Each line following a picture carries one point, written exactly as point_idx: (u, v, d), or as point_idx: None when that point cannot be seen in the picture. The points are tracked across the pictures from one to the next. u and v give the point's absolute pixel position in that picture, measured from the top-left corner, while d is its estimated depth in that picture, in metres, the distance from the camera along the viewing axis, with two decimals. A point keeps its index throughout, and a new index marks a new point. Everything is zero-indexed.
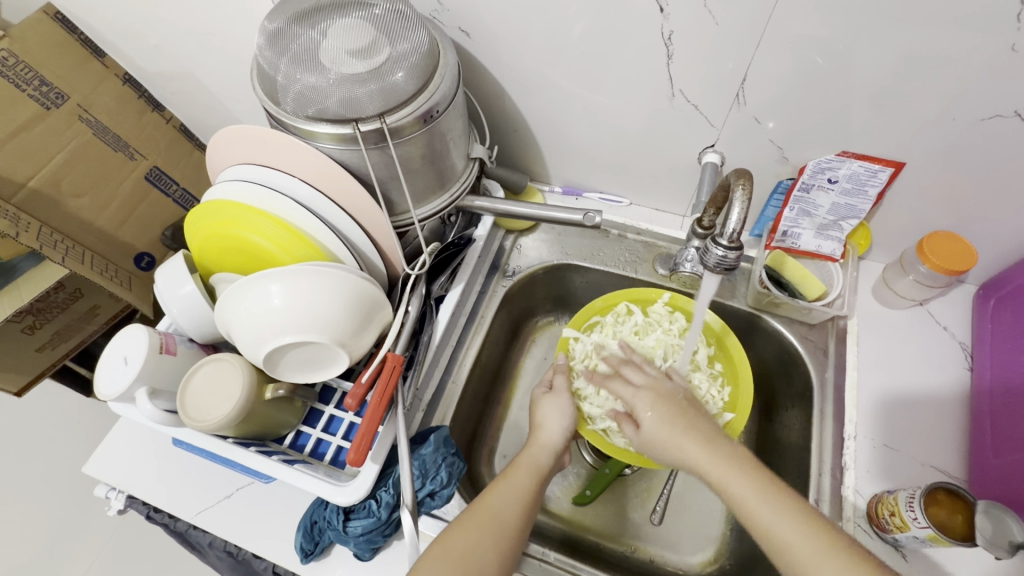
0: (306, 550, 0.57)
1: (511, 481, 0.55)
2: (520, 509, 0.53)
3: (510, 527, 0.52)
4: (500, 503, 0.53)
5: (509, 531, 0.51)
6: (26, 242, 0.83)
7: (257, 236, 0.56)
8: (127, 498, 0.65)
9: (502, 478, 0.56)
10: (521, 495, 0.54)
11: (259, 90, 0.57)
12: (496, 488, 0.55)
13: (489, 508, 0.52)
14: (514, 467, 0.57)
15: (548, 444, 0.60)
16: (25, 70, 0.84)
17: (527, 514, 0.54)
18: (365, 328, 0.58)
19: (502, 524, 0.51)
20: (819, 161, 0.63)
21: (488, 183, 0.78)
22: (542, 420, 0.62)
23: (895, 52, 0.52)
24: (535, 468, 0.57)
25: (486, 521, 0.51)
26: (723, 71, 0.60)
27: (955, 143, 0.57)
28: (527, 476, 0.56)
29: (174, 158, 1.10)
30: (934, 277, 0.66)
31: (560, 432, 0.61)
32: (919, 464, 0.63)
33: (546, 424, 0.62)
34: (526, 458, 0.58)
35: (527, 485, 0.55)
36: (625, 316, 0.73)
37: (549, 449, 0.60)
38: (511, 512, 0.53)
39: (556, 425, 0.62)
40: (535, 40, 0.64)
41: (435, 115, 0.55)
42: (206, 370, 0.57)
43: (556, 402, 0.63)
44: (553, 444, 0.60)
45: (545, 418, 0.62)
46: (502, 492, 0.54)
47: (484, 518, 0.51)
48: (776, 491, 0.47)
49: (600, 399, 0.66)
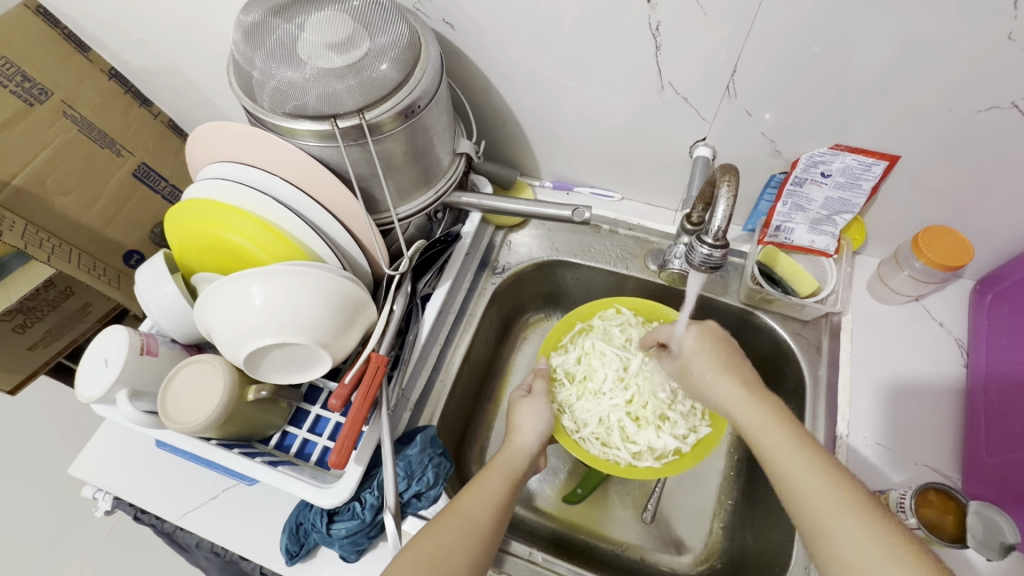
0: (291, 552, 0.56)
1: (487, 483, 0.54)
2: (495, 513, 0.52)
3: (483, 529, 0.51)
4: (473, 506, 0.52)
5: (482, 532, 0.50)
6: (9, 241, 0.82)
7: (235, 235, 0.55)
8: (115, 499, 0.64)
9: (477, 480, 0.55)
10: (495, 498, 0.53)
11: (236, 86, 0.56)
12: (471, 491, 0.54)
13: (461, 511, 0.51)
14: (488, 470, 0.57)
15: (523, 446, 0.60)
16: (7, 66, 0.82)
17: (502, 514, 0.53)
18: (348, 328, 0.57)
19: (475, 525, 0.51)
20: (812, 154, 0.62)
21: (476, 179, 0.77)
22: (518, 424, 0.62)
23: (890, 41, 0.50)
24: (510, 470, 0.57)
25: (458, 524, 0.50)
26: (715, 62, 0.58)
27: (951, 135, 0.56)
28: (501, 479, 0.55)
29: (162, 154, 1.09)
30: (929, 273, 0.65)
31: (534, 436, 0.61)
32: (912, 462, 0.62)
33: (521, 427, 0.62)
34: (502, 460, 0.58)
35: (500, 488, 0.54)
36: (614, 321, 0.72)
37: (524, 451, 0.59)
38: (486, 513, 0.52)
39: (531, 427, 0.61)
40: (521, 31, 0.62)
41: (416, 109, 0.54)
42: (188, 373, 0.56)
43: (531, 407, 0.64)
44: (528, 447, 0.60)
45: (521, 422, 0.62)
46: (477, 494, 0.53)
47: (457, 521, 0.50)
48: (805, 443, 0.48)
49: (575, 408, 0.66)
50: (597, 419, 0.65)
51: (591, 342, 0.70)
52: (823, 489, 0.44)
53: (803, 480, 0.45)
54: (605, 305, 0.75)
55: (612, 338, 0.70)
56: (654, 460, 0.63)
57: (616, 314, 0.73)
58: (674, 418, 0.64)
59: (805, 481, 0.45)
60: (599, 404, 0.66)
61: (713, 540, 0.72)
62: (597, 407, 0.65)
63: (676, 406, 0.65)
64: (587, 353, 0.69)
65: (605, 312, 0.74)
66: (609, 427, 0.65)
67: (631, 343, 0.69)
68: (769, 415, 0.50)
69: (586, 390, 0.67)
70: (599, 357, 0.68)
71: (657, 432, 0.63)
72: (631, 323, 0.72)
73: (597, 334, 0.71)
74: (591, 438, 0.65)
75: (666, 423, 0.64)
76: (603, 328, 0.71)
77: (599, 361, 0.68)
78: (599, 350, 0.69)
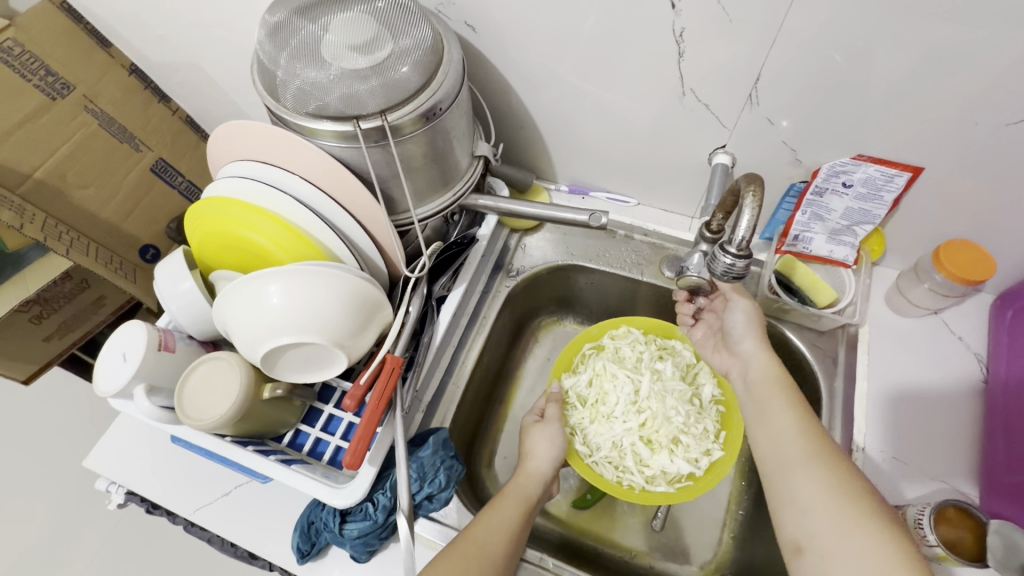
0: (303, 551, 0.56)
1: (499, 510, 0.55)
2: (507, 541, 0.53)
3: (494, 556, 0.51)
4: (486, 534, 0.52)
5: (494, 560, 0.51)
6: (31, 234, 0.83)
7: (255, 234, 0.55)
8: (127, 493, 0.65)
9: (490, 506, 0.56)
10: (510, 524, 0.54)
11: (259, 85, 0.56)
12: (483, 518, 0.54)
13: (475, 538, 0.52)
14: (501, 496, 0.57)
15: (535, 473, 0.61)
16: (30, 59, 0.83)
17: (514, 542, 0.53)
18: (365, 328, 0.57)
19: (488, 553, 0.51)
20: (833, 165, 0.61)
21: (492, 181, 0.77)
22: (530, 449, 0.63)
23: (915, 52, 0.49)
24: (524, 497, 0.57)
25: (473, 552, 0.50)
26: (738, 69, 0.58)
27: (978, 148, 0.55)
28: (514, 506, 0.56)
29: (179, 149, 1.10)
30: (949, 286, 0.64)
31: (548, 462, 0.62)
32: (929, 478, 0.61)
33: (535, 453, 0.62)
34: (514, 486, 0.58)
35: (515, 515, 0.55)
36: (625, 341, 0.72)
37: (536, 478, 0.60)
38: (497, 540, 0.52)
39: (545, 454, 0.62)
40: (543, 35, 0.62)
41: (438, 112, 0.54)
42: (202, 371, 0.56)
43: (545, 432, 0.64)
44: (541, 473, 0.61)
45: (533, 447, 0.63)
46: (490, 521, 0.54)
47: (471, 549, 0.51)
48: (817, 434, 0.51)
49: (588, 432, 0.66)
50: (610, 443, 0.65)
51: (602, 364, 0.70)
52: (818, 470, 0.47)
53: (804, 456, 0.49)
54: (614, 324, 0.74)
55: (624, 359, 0.70)
56: (667, 485, 0.63)
57: (626, 333, 0.73)
58: (687, 441, 0.64)
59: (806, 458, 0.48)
60: (611, 428, 0.66)
61: (723, 550, 0.72)
62: (610, 431, 0.65)
63: (688, 429, 0.65)
64: (599, 376, 0.69)
65: (615, 331, 0.73)
66: (622, 451, 0.65)
67: (643, 364, 0.69)
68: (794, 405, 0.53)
69: (598, 414, 0.67)
70: (610, 380, 0.68)
71: (670, 456, 0.64)
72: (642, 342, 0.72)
73: (609, 356, 0.71)
74: (605, 462, 0.65)
75: (680, 447, 0.64)
76: (615, 349, 0.71)
77: (610, 384, 0.68)
78: (611, 373, 0.69)
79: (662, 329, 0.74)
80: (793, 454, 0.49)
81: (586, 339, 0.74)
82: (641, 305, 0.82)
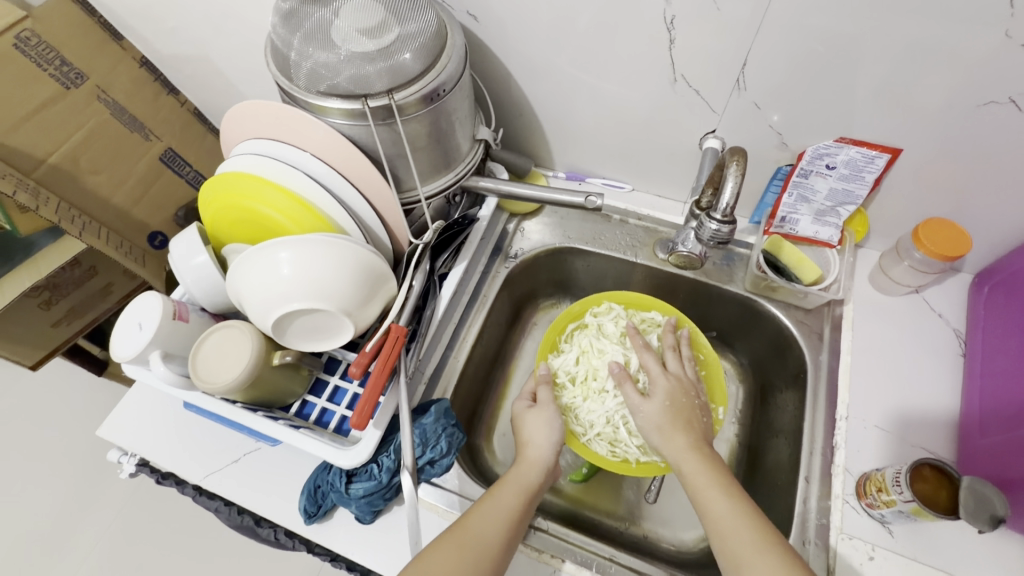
0: (309, 511, 0.59)
1: (499, 498, 0.55)
2: (505, 529, 0.53)
3: (491, 544, 0.51)
4: (482, 523, 0.52)
5: (490, 548, 0.51)
6: (46, 216, 0.88)
7: (268, 208, 0.58)
8: (139, 462, 0.68)
9: (489, 495, 0.56)
10: (508, 514, 0.54)
11: (273, 67, 0.59)
12: (482, 506, 0.54)
13: (471, 530, 0.52)
14: (500, 484, 0.57)
15: (537, 461, 0.59)
16: (46, 50, 0.85)
17: (513, 530, 0.53)
18: (371, 299, 0.60)
19: (485, 541, 0.51)
20: (818, 147, 0.65)
21: (492, 166, 0.80)
22: (528, 437, 0.62)
23: (891, 37, 0.52)
24: (524, 485, 0.57)
25: (467, 542, 0.51)
26: (726, 57, 0.61)
27: (952, 130, 0.58)
28: (514, 494, 0.56)
29: (187, 140, 1.13)
30: (928, 263, 0.67)
31: (549, 449, 0.60)
32: (909, 445, 0.63)
33: (533, 441, 0.61)
34: (514, 475, 0.58)
35: (514, 505, 0.55)
36: (607, 317, 0.75)
37: (538, 466, 0.59)
38: (496, 531, 0.52)
39: (544, 440, 0.61)
40: (541, 24, 0.65)
41: (441, 93, 0.57)
42: (217, 337, 0.59)
43: (541, 418, 0.63)
44: (542, 461, 0.59)
45: (531, 435, 0.62)
46: (487, 510, 0.54)
47: (466, 539, 0.51)
48: (744, 508, 0.51)
49: (580, 410, 0.69)
50: (604, 418, 0.67)
51: (587, 340, 0.73)
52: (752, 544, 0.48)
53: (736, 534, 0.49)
54: (596, 302, 0.77)
55: (608, 334, 0.73)
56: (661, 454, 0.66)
57: (608, 309, 0.76)
58: None
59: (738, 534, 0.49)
60: (604, 404, 0.68)
61: None
62: (603, 407, 0.68)
63: None
64: (586, 353, 0.72)
65: (598, 309, 0.76)
66: (615, 425, 0.67)
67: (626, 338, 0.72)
68: (712, 475, 0.54)
69: (590, 391, 0.69)
70: (598, 356, 0.71)
71: None
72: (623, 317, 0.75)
73: (594, 332, 0.73)
74: (598, 438, 0.67)
75: None
76: (598, 325, 0.74)
77: (598, 360, 0.70)
78: (597, 349, 0.71)
79: (641, 301, 0.76)
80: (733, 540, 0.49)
81: (570, 318, 0.76)
82: (636, 286, 0.85)
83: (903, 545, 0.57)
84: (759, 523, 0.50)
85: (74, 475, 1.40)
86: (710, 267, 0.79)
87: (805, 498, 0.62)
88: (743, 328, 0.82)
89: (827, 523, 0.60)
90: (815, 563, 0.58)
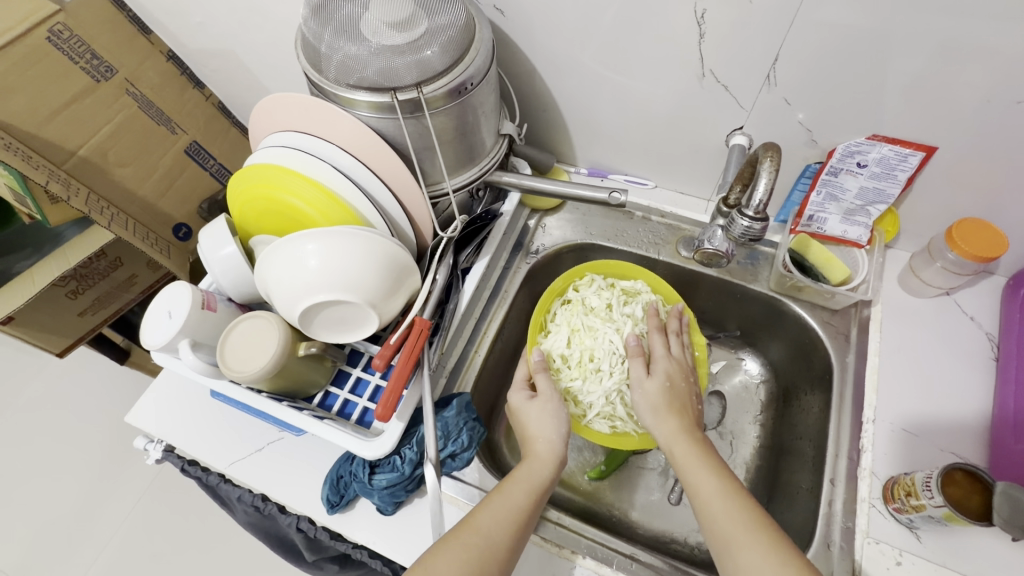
0: (332, 501, 0.60)
1: (508, 495, 0.53)
2: (513, 529, 0.51)
3: (500, 544, 0.50)
4: (491, 521, 0.51)
5: (499, 548, 0.49)
6: (76, 206, 0.89)
7: (297, 200, 0.59)
8: (165, 449, 0.70)
9: (496, 491, 0.54)
10: (514, 515, 0.52)
11: (303, 59, 0.59)
12: (490, 503, 0.53)
13: (478, 528, 0.50)
14: (509, 479, 0.55)
15: (549, 456, 0.57)
16: (77, 43, 0.86)
17: (521, 528, 0.51)
18: (395, 292, 0.60)
19: (493, 541, 0.49)
20: (848, 144, 0.63)
21: (515, 161, 0.79)
22: (536, 432, 0.59)
23: (930, 34, 0.51)
24: (532, 483, 0.55)
25: (475, 541, 0.49)
26: (756, 53, 0.60)
27: (987, 129, 0.56)
28: (524, 493, 0.54)
29: (211, 133, 1.14)
30: (962, 265, 0.65)
31: (557, 441, 0.59)
32: (939, 449, 0.62)
33: (541, 435, 0.59)
34: (522, 472, 0.56)
35: (524, 503, 0.53)
36: (591, 289, 0.73)
37: (550, 462, 0.57)
38: (504, 531, 0.50)
39: (552, 432, 0.59)
40: (568, 20, 0.65)
41: (467, 87, 0.57)
42: (242, 328, 0.59)
43: (544, 410, 0.61)
44: (554, 456, 0.57)
45: (539, 429, 0.60)
46: (495, 508, 0.52)
47: (472, 538, 0.49)
48: (732, 486, 0.51)
49: (580, 393, 0.67)
50: (603, 398, 0.66)
51: (576, 318, 0.70)
52: (738, 521, 0.48)
53: (719, 510, 0.50)
54: (578, 274, 0.75)
55: (594, 309, 0.71)
56: None
57: (590, 282, 0.74)
58: None
59: (720, 511, 0.50)
60: (602, 383, 0.66)
61: None
62: (601, 387, 0.66)
63: None
64: (577, 333, 0.69)
65: (580, 282, 0.75)
66: (614, 403, 0.66)
67: (611, 310, 0.70)
68: (700, 453, 0.55)
69: (587, 371, 0.67)
70: (590, 335, 0.69)
71: None
72: (606, 288, 0.73)
73: (581, 309, 0.71)
74: (600, 418, 0.67)
75: None
76: (582, 299, 0.72)
77: (591, 339, 0.68)
78: (588, 327, 0.69)
79: (622, 269, 0.75)
80: (720, 517, 0.49)
81: (553, 296, 0.74)
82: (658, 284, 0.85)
83: (932, 551, 0.56)
84: (743, 499, 0.50)
85: (95, 462, 1.42)
86: (734, 265, 0.79)
87: (829, 501, 0.61)
88: (767, 328, 0.81)
89: (852, 526, 0.59)
90: (838, 566, 0.57)
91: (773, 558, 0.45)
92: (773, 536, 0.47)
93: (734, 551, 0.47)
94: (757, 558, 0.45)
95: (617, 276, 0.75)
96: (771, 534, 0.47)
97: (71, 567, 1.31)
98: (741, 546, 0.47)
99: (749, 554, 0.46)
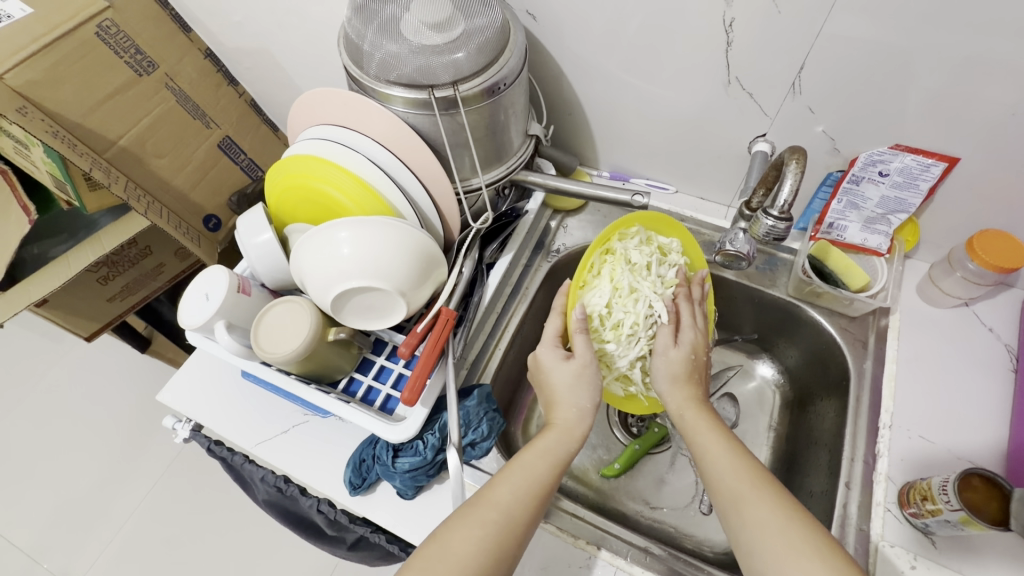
0: (355, 483, 0.61)
1: (523, 467, 0.54)
2: (530, 502, 0.52)
3: (517, 520, 0.50)
4: (507, 493, 0.52)
5: (515, 522, 0.50)
6: (117, 192, 0.93)
7: (333, 189, 0.61)
8: (193, 429, 0.72)
9: (514, 463, 0.55)
10: (531, 487, 0.53)
11: (345, 56, 0.62)
12: (507, 475, 0.53)
13: (494, 502, 0.51)
14: (525, 450, 0.56)
15: (568, 424, 0.58)
16: (123, 39, 0.90)
17: (538, 503, 0.52)
18: (423, 283, 0.62)
19: (510, 518, 0.50)
20: (871, 153, 0.64)
21: (540, 162, 0.81)
22: (559, 398, 0.59)
23: (952, 50, 0.53)
24: (553, 453, 0.55)
25: (491, 515, 0.50)
26: (781, 63, 0.62)
27: (1008, 142, 0.57)
28: (539, 463, 0.54)
29: (242, 128, 1.18)
30: (982, 274, 0.66)
31: (586, 418, 0.58)
32: (953, 455, 0.62)
33: (561, 401, 0.59)
34: (541, 443, 0.56)
35: (544, 477, 0.54)
36: (634, 243, 0.67)
37: (571, 434, 0.57)
38: (520, 503, 0.51)
39: (574, 401, 0.58)
40: (597, 26, 0.67)
41: (501, 87, 0.59)
42: (280, 310, 0.62)
43: (575, 373, 0.59)
44: (578, 431, 0.57)
45: (562, 395, 0.59)
46: (513, 482, 0.53)
47: (489, 514, 0.50)
48: (740, 451, 0.53)
49: (611, 356, 0.65)
50: (629, 364, 0.66)
51: (620, 276, 0.65)
52: (746, 483, 0.49)
53: (728, 475, 0.51)
54: (627, 223, 0.67)
55: (636, 266, 0.66)
56: None
57: (635, 234, 0.68)
58: None
59: (729, 475, 0.51)
60: (630, 350, 0.65)
61: None
62: (628, 354, 0.65)
63: None
64: (619, 292, 0.65)
65: (625, 232, 0.68)
66: (635, 369, 0.66)
67: (650, 270, 0.67)
68: (710, 421, 0.56)
69: (622, 335, 0.64)
70: (631, 297, 0.65)
71: None
72: (647, 243, 0.68)
73: (624, 264, 0.66)
74: (617, 381, 0.68)
75: None
76: (625, 254, 0.66)
77: (633, 303, 0.64)
78: (631, 288, 0.65)
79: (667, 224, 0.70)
80: (729, 481, 0.50)
81: (600, 243, 0.66)
82: None
83: (947, 556, 0.56)
84: (751, 463, 0.51)
85: (114, 445, 1.46)
86: (753, 270, 0.80)
87: (844, 503, 0.62)
88: (785, 332, 0.82)
89: (867, 529, 0.59)
90: None
91: (778, 516, 0.46)
92: (781, 498, 0.48)
93: (741, 511, 0.48)
94: (764, 518, 0.47)
95: (660, 229, 0.70)
96: (779, 496, 0.48)
97: (85, 547, 1.33)
98: (749, 507, 0.48)
99: (756, 513, 0.47)
